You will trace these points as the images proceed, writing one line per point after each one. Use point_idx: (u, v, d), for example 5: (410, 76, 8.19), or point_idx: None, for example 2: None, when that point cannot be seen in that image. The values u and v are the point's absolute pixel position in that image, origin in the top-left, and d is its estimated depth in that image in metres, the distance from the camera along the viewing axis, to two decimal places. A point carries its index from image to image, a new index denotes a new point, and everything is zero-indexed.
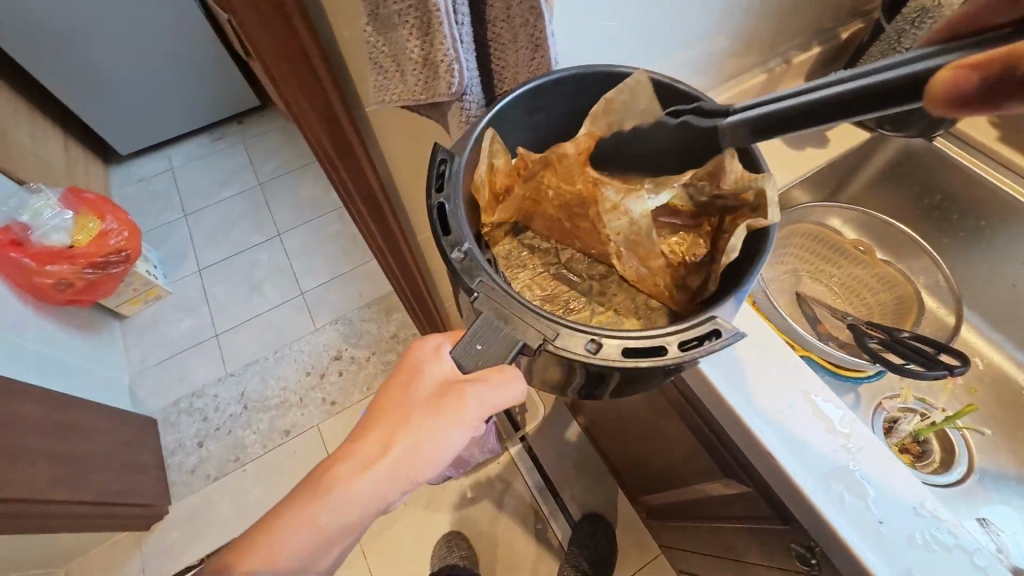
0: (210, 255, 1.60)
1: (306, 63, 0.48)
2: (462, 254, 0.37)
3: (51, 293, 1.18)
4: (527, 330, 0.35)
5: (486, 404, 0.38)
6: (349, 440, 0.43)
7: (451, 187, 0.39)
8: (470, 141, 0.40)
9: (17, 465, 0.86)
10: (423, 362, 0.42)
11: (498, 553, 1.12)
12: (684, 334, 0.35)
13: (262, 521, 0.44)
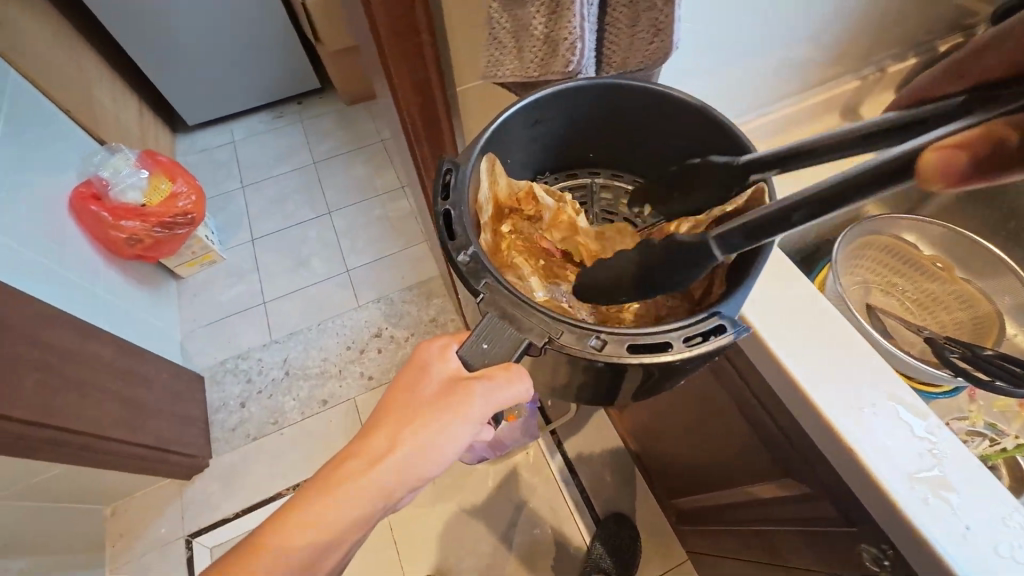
0: (264, 226, 1.66)
1: (416, 38, 0.51)
2: (468, 257, 0.42)
3: (122, 247, 1.27)
4: (530, 327, 0.40)
5: (495, 399, 0.41)
6: (352, 441, 0.44)
7: (456, 195, 0.44)
8: (474, 154, 0.45)
9: (86, 400, 0.92)
10: (431, 362, 0.44)
11: (521, 541, 1.13)
12: (689, 331, 0.40)
13: (252, 538, 0.42)
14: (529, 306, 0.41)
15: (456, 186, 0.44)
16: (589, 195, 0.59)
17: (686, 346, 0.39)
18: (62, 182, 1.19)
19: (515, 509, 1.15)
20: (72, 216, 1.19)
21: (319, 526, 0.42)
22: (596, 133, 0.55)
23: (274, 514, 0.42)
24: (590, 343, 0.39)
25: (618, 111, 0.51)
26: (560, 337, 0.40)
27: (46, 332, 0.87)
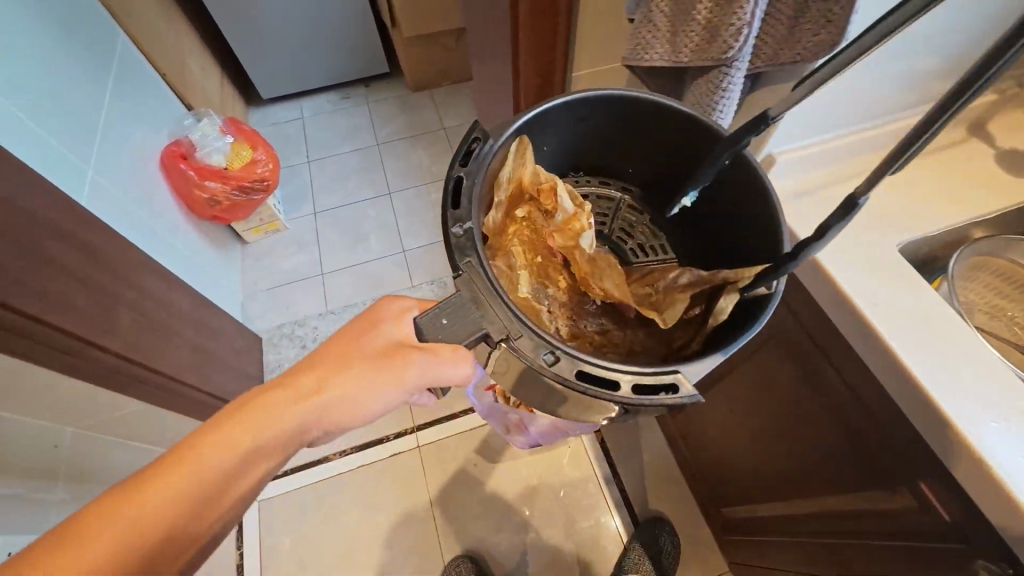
0: (327, 200, 1.71)
1: (552, 18, 0.56)
2: (462, 230, 0.45)
3: (202, 207, 1.33)
4: (493, 320, 0.43)
5: (431, 371, 0.48)
6: (285, 379, 0.51)
7: (474, 166, 0.47)
8: (503, 135, 0.48)
9: (171, 345, 0.97)
10: (384, 318, 0.53)
11: (557, 531, 1.14)
12: (641, 378, 0.41)
13: (180, 445, 0.47)
14: (498, 298, 0.43)
15: (478, 156, 0.47)
16: (612, 209, 0.62)
17: (631, 393, 0.41)
18: (155, 140, 1.26)
19: (552, 499, 1.17)
20: (161, 172, 1.25)
21: (247, 440, 0.48)
22: (612, 146, 0.58)
23: (204, 425, 0.48)
24: (542, 355, 0.41)
25: (648, 120, 0.53)
26: (515, 339, 0.41)
27: (140, 277, 0.93)
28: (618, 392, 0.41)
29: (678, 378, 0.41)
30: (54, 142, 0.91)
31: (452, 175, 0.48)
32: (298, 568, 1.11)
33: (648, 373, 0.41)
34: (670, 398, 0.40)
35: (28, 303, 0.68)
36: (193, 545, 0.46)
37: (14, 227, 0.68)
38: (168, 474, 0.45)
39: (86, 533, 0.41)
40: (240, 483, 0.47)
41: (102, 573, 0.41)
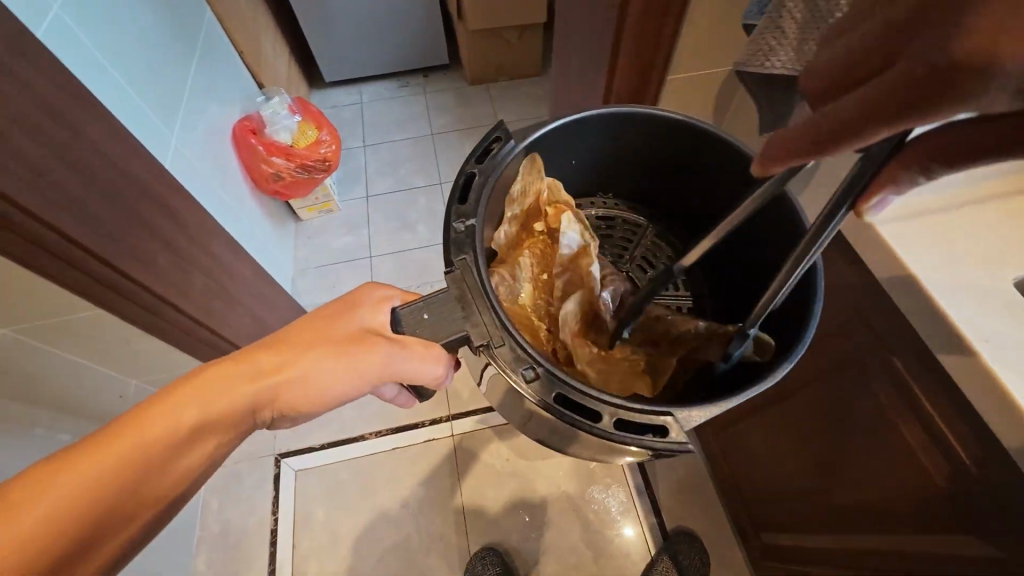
0: (379, 185, 1.74)
1: (663, 26, 0.60)
2: (464, 226, 0.47)
3: (266, 182, 1.38)
4: (477, 324, 0.44)
5: (393, 366, 0.51)
6: (245, 356, 0.54)
7: (489, 166, 0.51)
8: (523, 141, 0.52)
9: (235, 312, 1.01)
10: (359, 304, 0.55)
11: (586, 535, 1.14)
12: (622, 412, 0.41)
13: (136, 409, 0.49)
14: (485, 302, 0.45)
15: (497, 155, 0.51)
16: (635, 237, 0.67)
17: (613, 428, 0.41)
18: (230, 114, 1.31)
19: (582, 503, 1.16)
20: (233, 144, 1.30)
21: (206, 407, 0.51)
22: (644, 176, 0.63)
23: (164, 390, 0.50)
24: (522, 369, 0.42)
25: (690, 144, 0.57)
26: (496, 347, 0.43)
27: (212, 244, 0.96)
28: (598, 423, 0.40)
29: (672, 422, 0.41)
30: (146, 108, 0.95)
31: (464, 171, 0.51)
32: (329, 540, 1.14)
33: (635, 410, 0.41)
34: (652, 440, 0.40)
35: (119, 260, 0.72)
36: (144, 506, 0.47)
37: (113, 186, 0.72)
38: (125, 435, 0.47)
39: (40, 487, 0.43)
40: (195, 448, 0.50)
41: (39, 535, 0.41)
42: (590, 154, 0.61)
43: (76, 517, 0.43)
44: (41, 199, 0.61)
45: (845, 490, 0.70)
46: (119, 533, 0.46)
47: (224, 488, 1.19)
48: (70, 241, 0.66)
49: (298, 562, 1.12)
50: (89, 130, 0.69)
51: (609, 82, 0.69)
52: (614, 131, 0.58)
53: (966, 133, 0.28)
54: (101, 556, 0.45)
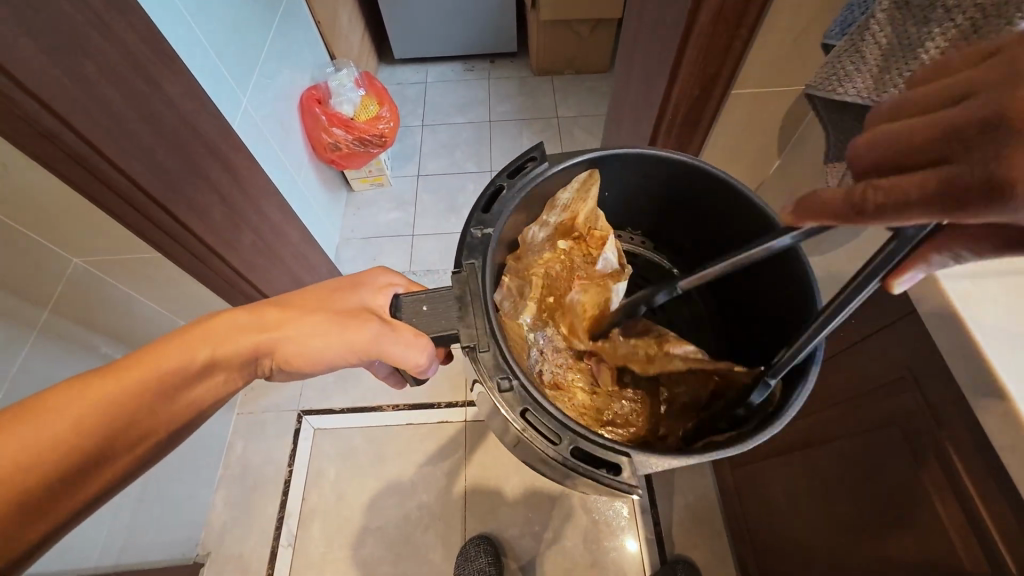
0: (432, 166, 1.76)
1: (732, 34, 0.57)
2: (480, 233, 0.49)
3: (323, 150, 1.43)
4: (469, 325, 0.46)
5: (382, 342, 0.51)
6: (253, 309, 0.57)
7: (520, 184, 0.52)
8: (563, 162, 0.52)
9: (277, 271, 1.06)
10: (364, 284, 0.58)
11: (582, 543, 1.12)
12: (582, 442, 0.41)
13: (146, 347, 0.52)
14: (481, 311, 0.47)
15: (529, 173, 0.52)
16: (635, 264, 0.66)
17: (568, 453, 0.40)
18: (300, 81, 1.36)
19: (583, 510, 1.15)
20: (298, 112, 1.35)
21: (217, 349, 0.54)
22: (672, 220, 0.61)
23: (177, 330, 0.54)
24: (498, 380, 0.43)
25: (715, 195, 0.54)
26: (481, 352, 0.45)
27: (265, 204, 1.01)
28: (556, 449, 0.40)
29: (627, 462, 0.40)
30: (222, 68, 1.00)
31: (494, 182, 0.52)
32: (336, 499, 1.18)
33: (596, 442, 0.41)
34: (603, 475, 0.40)
35: (177, 208, 0.77)
36: (153, 431, 0.51)
37: (178, 138, 0.76)
38: (133, 368, 0.49)
39: (54, 405, 0.45)
40: (202, 381, 0.54)
41: (57, 445, 0.44)
42: (611, 191, 0.59)
43: (89, 435, 0.46)
44: (117, 146, 0.66)
45: (865, 554, 0.65)
46: (118, 460, 0.49)
47: (249, 432, 1.26)
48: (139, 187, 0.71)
49: (306, 514, 1.17)
50: (165, 85, 0.74)
51: (671, 80, 0.64)
52: (628, 172, 0.56)
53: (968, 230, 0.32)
54: (98, 479, 0.48)
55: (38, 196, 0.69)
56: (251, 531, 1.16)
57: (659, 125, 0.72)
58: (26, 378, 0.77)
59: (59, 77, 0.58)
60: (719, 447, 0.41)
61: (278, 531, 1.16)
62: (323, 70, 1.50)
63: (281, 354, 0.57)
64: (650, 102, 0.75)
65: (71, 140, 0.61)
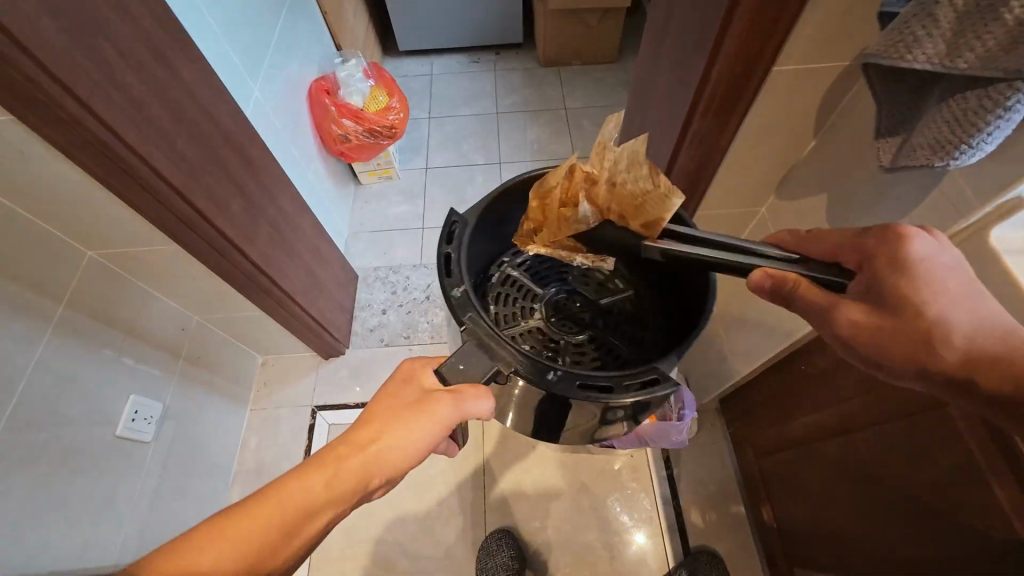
0: (440, 158, 1.74)
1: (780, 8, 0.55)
2: (459, 292, 0.51)
3: (333, 142, 1.41)
4: (501, 357, 0.49)
5: (460, 412, 0.49)
6: (355, 427, 0.51)
7: (459, 241, 0.56)
8: (472, 209, 0.58)
9: (292, 263, 1.04)
10: (414, 374, 0.52)
11: (604, 536, 1.11)
12: (631, 378, 0.49)
13: (272, 484, 0.47)
14: (500, 339, 0.49)
15: (459, 232, 0.57)
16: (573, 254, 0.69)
17: (626, 393, 0.48)
18: (308, 72, 1.34)
19: (604, 502, 1.14)
20: (307, 102, 1.33)
21: (330, 482, 0.48)
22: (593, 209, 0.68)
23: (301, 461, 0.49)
24: (547, 377, 0.48)
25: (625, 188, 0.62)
26: (521, 371, 0.48)
27: (277, 194, 0.99)
28: (614, 397, 0.48)
29: (659, 373, 0.50)
30: (233, 56, 0.98)
31: (440, 251, 0.55)
32: None
33: (633, 372, 0.50)
34: (656, 388, 0.48)
35: (195, 197, 0.75)
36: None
37: (194, 124, 0.75)
38: (255, 515, 0.45)
39: (195, 552, 0.43)
40: (318, 522, 0.47)
41: None
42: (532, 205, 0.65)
43: None
44: (139, 132, 0.65)
45: (908, 536, 0.66)
46: None
47: (263, 429, 1.23)
48: (161, 176, 0.69)
49: None
50: (182, 71, 0.72)
51: (712, 57, 0.62)
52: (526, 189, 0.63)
53: (853, 305, 0.45)
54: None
55: (55, 186, 0.67)
56: None
57: (694, 109, 0.70)
58: (47, 373, 0.75)
59: (73, 54, 0.56)
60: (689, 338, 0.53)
61: None
62: (330, 61, 1.48)
63: (387, 470, 0.49)
64: (682, 84, 0.74)
65: (94, 126, 0.60)
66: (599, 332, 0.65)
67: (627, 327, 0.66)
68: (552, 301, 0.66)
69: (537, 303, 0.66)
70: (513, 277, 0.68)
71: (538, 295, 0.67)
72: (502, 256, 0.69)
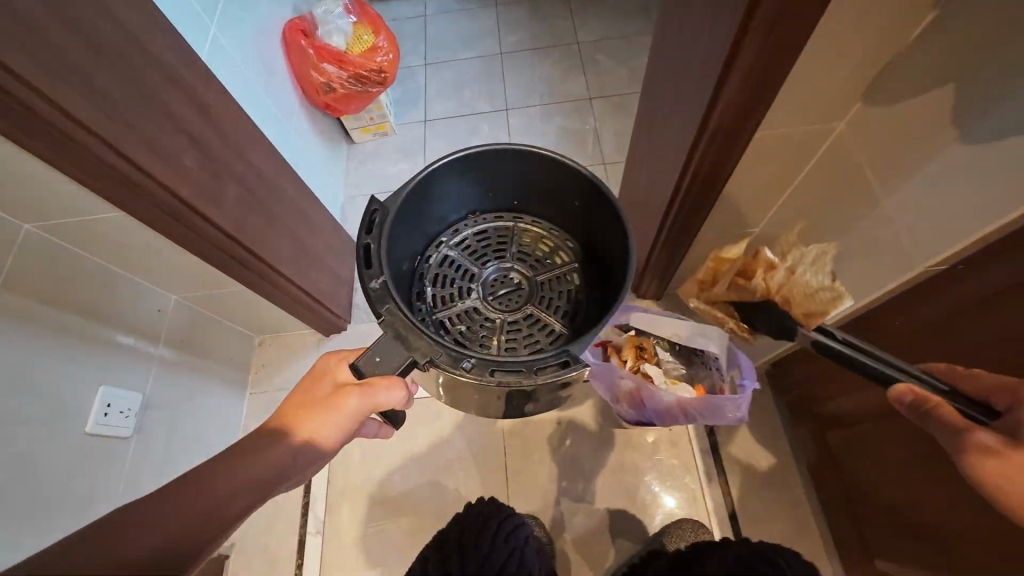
0: (440, 109, 1.56)
1: None
2: (377, 283, 0.62)
3: (316, 94, 1.24)
4: (417, 347, 0.59)
5: (374, 396, 0.59)
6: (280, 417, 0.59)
7: (378, 232, 0.66)
8: (393, 203, 0.68)
9: (274, 229, 0.90)
10: (328, 371, 0.62)
11: (643, 520, 1.00)
12: (534, 367, 0.59)
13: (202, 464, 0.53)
14: (416, 331, 0.60)
15: (380, 222, 0.66)
16: (509, 236, 0.85)
17: (533, 374, 0.58)
18: (279, 11, 1.16)
19: (641, 481, 1.02)
20: (281, 48, 1.16)
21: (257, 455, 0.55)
22: (517, 188, 0.81)
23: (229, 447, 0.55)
24: (460, 365, 0.58)
25: (541, 169, 0.76)
26: (437, 359, 0.59)
27: (246, 148, 0.85)
28: (522, 378, 0.58)
29: (570, 354, 0.60)
30: None
31: (360, 243, 0.65)
32: (364, 482, 1.06)
33: (530, 359, 0.59)
34: (552, 370, 0.59)
35: (127, 145, 0.61)
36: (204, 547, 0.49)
37: (119, 57, 0.61)
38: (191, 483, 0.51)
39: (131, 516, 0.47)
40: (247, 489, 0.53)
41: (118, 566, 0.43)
42: (465, 189, 0.79)
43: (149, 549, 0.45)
44: (36, 63, 0.52)
45: None
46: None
47: (264, 414, 1.14)
48: (78, 122, 0.56)
49: (332, 498, 1.05)
50: None
51: None
52: (455, 174, 0.75)
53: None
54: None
55: None
56: (274, 520, 1.04)
57: (740, 41, 0.53)
58: None
59: None
60: (593, 329, 0.64)
61: (305, 518, 1.04)
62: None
63: (311, 447, 0.58)
64: None
65: None
66: (531, 307, 0.79)
67: (554, 301, 0.81)
68: (488, 284, 0.81)
69: (475, 284, 0.81)
70: (450, 258, 0.82)
71: (477, 275, 0.81)
72: (441, 237, 0.83)
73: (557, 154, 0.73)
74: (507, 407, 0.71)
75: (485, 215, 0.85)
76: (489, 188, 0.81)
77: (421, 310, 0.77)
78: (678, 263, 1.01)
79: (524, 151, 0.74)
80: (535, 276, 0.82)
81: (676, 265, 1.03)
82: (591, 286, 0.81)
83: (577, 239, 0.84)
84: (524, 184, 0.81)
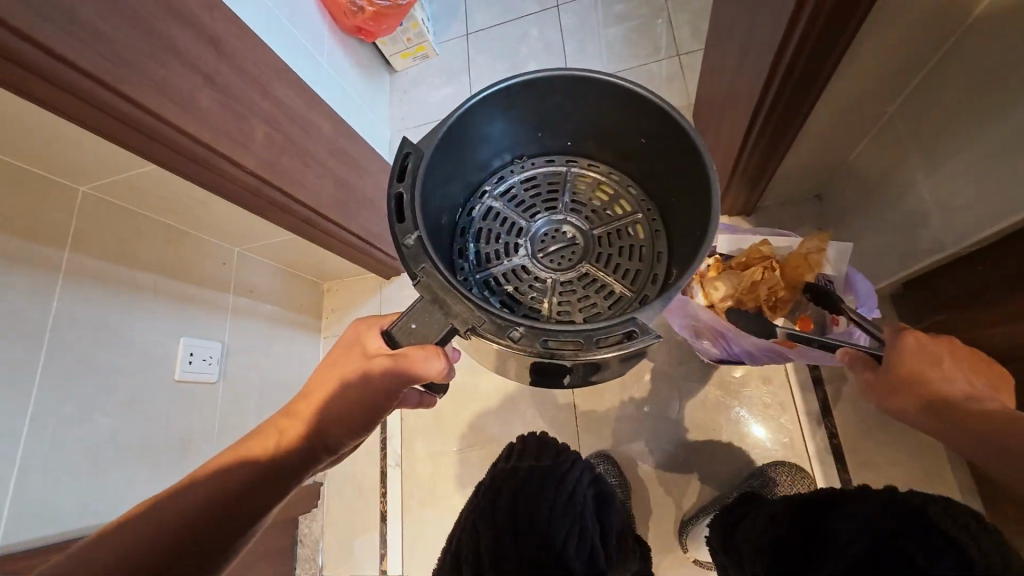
0: (483, 17, 1.38)
1: None
2: (412, 240, 0.51)
3: (344, 17, 1.15)
4: (457, 314, 0.50)
5: (408, 365, 0.52)
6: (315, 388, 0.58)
7: (410, 179, 0.55)
8: (430, 143, 0.57)
9: (314, 171, 0.86)
10: (360, 338, 0.57)
11: (728, 460, 0.91)
12: (601, 332, 0.48)
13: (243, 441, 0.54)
14: (456, 294, 0.50)
15: (414, 169, 0.55)
16: (561, 182, 0.71)
17: (596, 346, 0.48)
18: None
19: (726, 420, 0.93)
20: None
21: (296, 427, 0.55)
22: (566, 118, 0.67)
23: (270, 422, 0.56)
24: (509, 333, 0.48)
25: (601, 94, 0.62)
26: (480, 326, 0.49)
27: (272, 86, 0.79)
28: (582, 350, 0.48)
29: (637, 324, 0.49)
30: None
31: (391, 193, 0.54)
32: (435, 419, 1.08)
33: (595, 327, 0.48)
34: (622, 342, 0.48)
35: (138, 91, 0.57)
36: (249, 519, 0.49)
37: None
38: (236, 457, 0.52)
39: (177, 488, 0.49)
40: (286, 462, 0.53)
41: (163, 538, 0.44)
42: (503, 126, 0.65)
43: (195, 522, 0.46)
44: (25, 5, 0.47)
45: None
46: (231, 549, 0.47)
47: None
48: (88, 75, 0.52)
49: (407, 435, 1.09)
50: None
51: None
52: (497, 106, 0.62)
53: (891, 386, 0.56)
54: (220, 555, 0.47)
55: None
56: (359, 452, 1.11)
57: None
58: (73, 327, 0.68)
59: None
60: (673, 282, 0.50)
61: (385, 451, 1.09)
62: None
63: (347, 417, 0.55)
64: None
65: None
66: (586, 266, 0.67)
67: (616, 259, 0.67)
68: (538, 239, 0.68)
69: (523, 239, 0.68)
70: (494, 209, 0.70)
71: (524, 229, 0.69)
72: (483, 187, 0.70)
73: (619, 78, 0.59)
74: (550, 377, 0.65)
75: (531, 159, 0.72)
76: (537, 123, 0.67)
77: (462, 270, 0.66)
78: (777, 161, 0.84)
79: (582, 75, 0.59)
80: (592, 229, 0.68)
81: (774, 165, 0.86)
82: (661, 238, 0.68)
83: (644, 183, 0.70)
84: (577, 118, 0.67)
